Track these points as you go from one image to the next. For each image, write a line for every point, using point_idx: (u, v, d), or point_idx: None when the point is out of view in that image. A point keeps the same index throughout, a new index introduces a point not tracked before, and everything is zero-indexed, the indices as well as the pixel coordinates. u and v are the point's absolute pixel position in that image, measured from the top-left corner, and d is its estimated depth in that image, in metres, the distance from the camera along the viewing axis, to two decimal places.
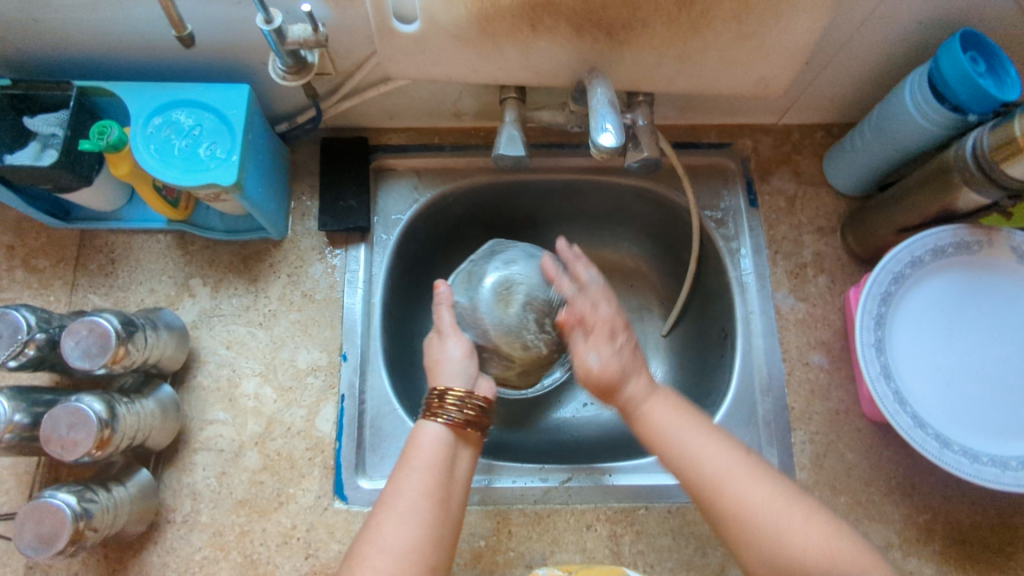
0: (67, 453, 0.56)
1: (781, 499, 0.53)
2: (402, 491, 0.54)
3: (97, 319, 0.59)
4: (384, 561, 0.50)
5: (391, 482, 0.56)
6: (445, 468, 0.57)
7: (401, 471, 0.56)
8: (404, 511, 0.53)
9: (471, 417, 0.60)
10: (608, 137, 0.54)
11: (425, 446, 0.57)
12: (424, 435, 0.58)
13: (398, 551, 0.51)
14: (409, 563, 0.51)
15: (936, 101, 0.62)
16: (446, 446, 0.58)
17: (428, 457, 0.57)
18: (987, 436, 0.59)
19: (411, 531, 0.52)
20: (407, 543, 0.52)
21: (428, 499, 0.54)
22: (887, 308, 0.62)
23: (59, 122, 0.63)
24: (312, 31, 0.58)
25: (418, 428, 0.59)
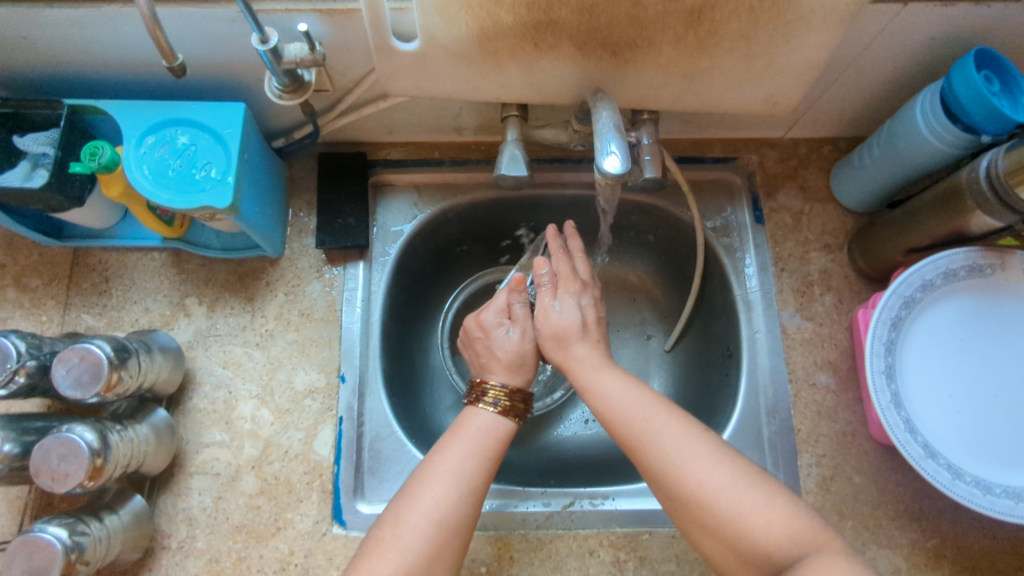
0: (58, 484, 0.54)
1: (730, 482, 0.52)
2: (457, 462, 0.57)
3: (88, 346, 0.57)
4: (427, 529, 0.53)
5: (443, 452, 0.58)
6: (500, 451, 0.60)
7: (455, 443, 0.59)
8: (456, 482, 0.56)
9: (519, 408, 0.64)
10: (614, 162, 0.52)
11: (481, 428, 0.61)
12: (479, 418, 0.61)
13: (443, 524, 0.54)
14: (453, 536, 0.54)
15: (949, 121, 0.60)
16: (497, 429, 0.61)
17: (482, 438, 0.60)
18: (1000, 466, 0.58)
19: (463, 506, 0.55)
20: (456, 517, 0.55)
21: (481, 477, 0.58)
22: (897, 334, 0.61)
23: (50, 140, 0.61)
24: (309, 51, 0.56)
25: (468, 413, 0.62)
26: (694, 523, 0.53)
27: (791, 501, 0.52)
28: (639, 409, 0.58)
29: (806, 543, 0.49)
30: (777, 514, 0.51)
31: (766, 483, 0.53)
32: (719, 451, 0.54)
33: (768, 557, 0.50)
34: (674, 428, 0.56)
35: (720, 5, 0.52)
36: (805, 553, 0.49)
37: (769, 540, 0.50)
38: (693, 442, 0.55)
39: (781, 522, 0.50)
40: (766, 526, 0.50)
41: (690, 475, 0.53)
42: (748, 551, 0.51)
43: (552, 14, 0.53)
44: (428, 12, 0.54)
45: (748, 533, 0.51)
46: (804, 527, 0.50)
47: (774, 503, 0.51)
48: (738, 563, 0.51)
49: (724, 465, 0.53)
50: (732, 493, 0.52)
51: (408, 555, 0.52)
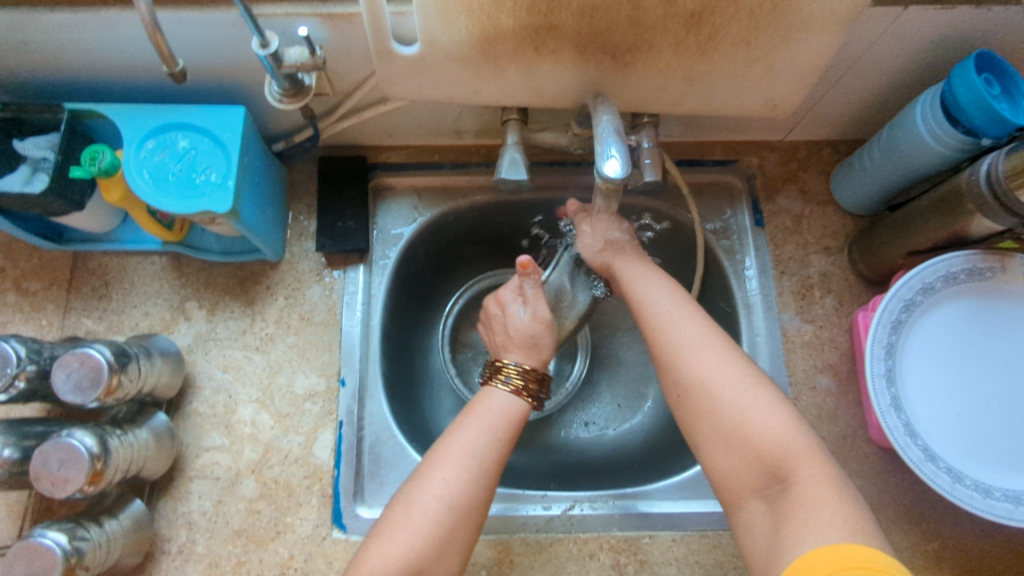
0: (58, 490, 0.54)
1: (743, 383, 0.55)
2: (467, 444, 0.58)
3: (88, 351, 0.57)
4: (439, 512, 0.54)
5: (453, 435, 0.60)
6: (512, 432, 0.61)
7: (464, 427, 0.60)
8: (467, 463, 0.57)
9: (531, 387, 0.65)
10: (614, 166, 0.52)
11: (493, 408, 0.62)
12: (494, 400, 0.63)
13: (453, 505, 0.55)
14: (463, 519, 0.55)
15: (949, 124, 0.60)
16: (515, 415, 0.62)
17: (493, 418, 0.61)
18: (1000, 469, 0.58)
19: (473, 488, 0.56)
20: (467, 498, 0.56)
21: (492, 459, 0.59)
22: (897, 337, 0.61)
23: (50, 146, 0.61)
24: (309, 54, 0.56)
25: (486, 393, 0.64)
26: (712, 433, 0.55)
27: (795, 413, 0.54)
28: (670, 306, 0.62)
29: (800, 457, 0.51)
30: (777, 419, 0.53)
31: (772, 389, 0.56)
32: (762, 378, 0.56)
33: (768, 465, 0.52)
34: (704, 334, 0.59)
35: (720, 9, 0.52)
36: (797, 476, 0.51)
37: (769, 442, 0.53)
38: (726, 353, 0.57)
39: (778, 425, 0.53)
40: (763, 428, 0.53)
41: (697, 368, 0.57)
42: (748, 450, 0.53)
43: (552, 18, 0.53)
44: (427, 16, 0.54)
45: (745, 427, 0.54)
46: (800, 443, 0.52)
47: (775, 408, 0.54)
48: (733, 458, 0.54)
49: (751, 389, 0.55)
50: (733, 388, 0.55)
51: (418, 537, 0.53)
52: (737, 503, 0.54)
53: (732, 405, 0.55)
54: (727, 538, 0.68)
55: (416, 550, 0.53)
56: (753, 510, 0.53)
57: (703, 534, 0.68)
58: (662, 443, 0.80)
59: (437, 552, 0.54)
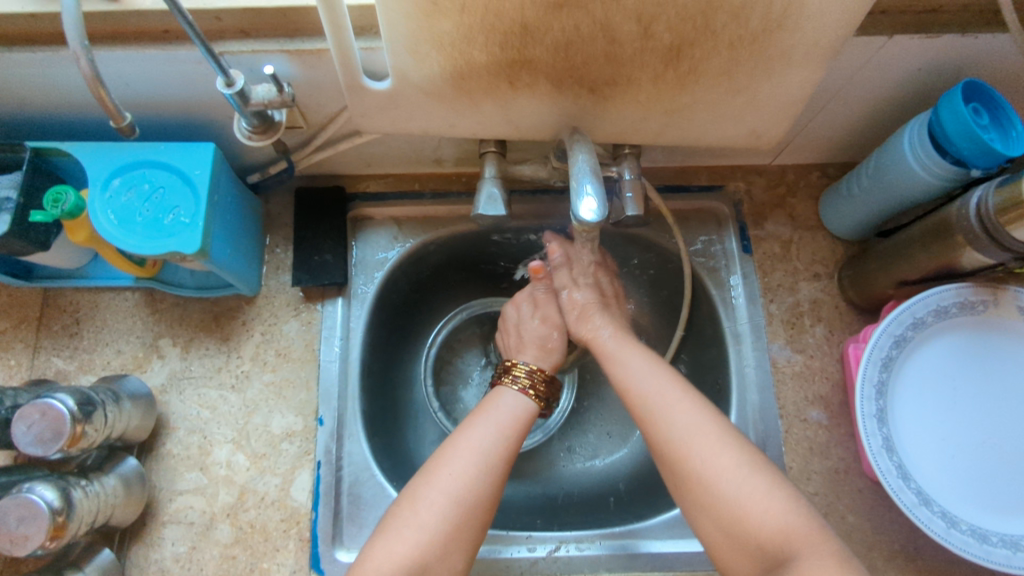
0: (17, 548, 0.52)
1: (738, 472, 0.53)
2: (475, 442, 0.58)
3: (50, 402, 0.55)
4: (446, 506, 0.54)
5: (462, 432, 0.59)
6: (519, 432, 0.61)
7: (473, 425, 0.60)
8: (475, 459, 0.57)
9: (541, 390, 0.65)
10: (589, 206, 0.50)
11: (502, 407, 0.62)
12: (504, 402, 0.62)
13: (461, 502, 0.54)
14: (471, 514, 0.54)
15: (937, 154, 0.58)
16: (526, 418, 0.62)
17: (500, 418, 0.61)
18: (997, 512, 0.56)
19: (480, 485, 0.55)
20: (475, 494, 0.55)
21: (501, 457, 0.58)
22: (888, 374, 0.59)
23: (13, 185, 0.58)
24: (277, 92, 0.54)
25: (497, 393, 0.64)
26: (717, 533, 0.53)
27: (790, 494, 0.52)
28: (651, 382, 0.60)
29: (800, 540, 0.49)
30: (772, 505, 0.51)
31: (766, 472, 0.53)
32: (725, 434, 0.56)
33: (769, 552, 0.50)
34: (690, 412, 0.57)
35: (699, 42, 0.51)
36: (798, 554, 0.49)
37: (768, 531, 0.51)
38: (722, 441, 0.55)
39: (777, 517, 0.51)
40: (761, 516, 0.51)
41: (696, 453, 0.55)
42: (746, 540, 0.51)
43: (526, 52, 0.52)
44: (397, 51, 0.52)
45: (744, 521, 0.52)
46: (797, 523, 0.50)
47: (773, 494, 0.52)
48: (733, 551, 0.52)
49: (746, 477, 0.53)
50: (731, 479, 0.53)
51: (425, 532, 0.53)
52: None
53: (728, 494, 0.53)
54: None
55: (420, 546, 0.52)
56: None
57: (693, 575, 0.66)
58: (651, 475, 0.78)
59: (443, 547, 0.53)
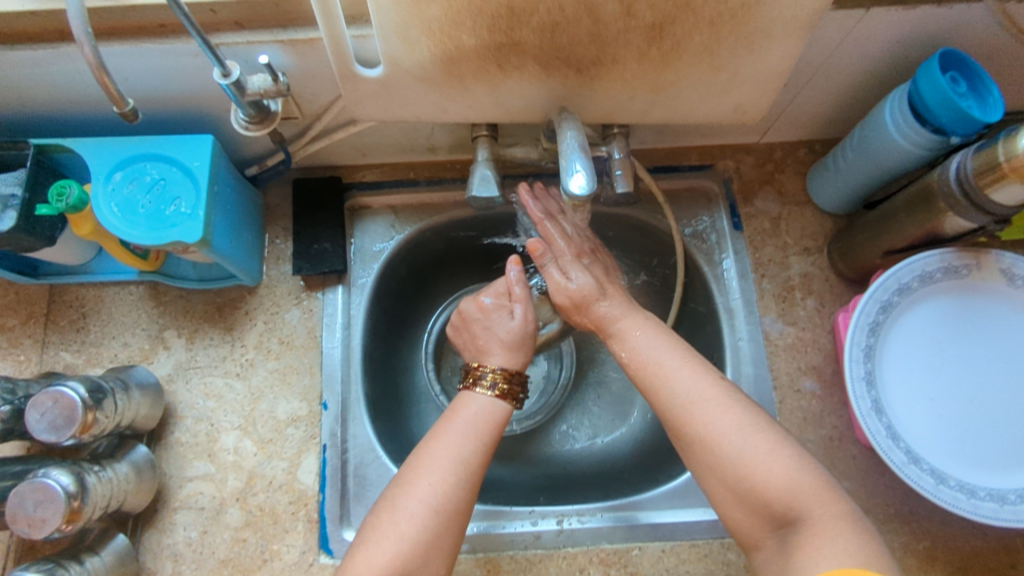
0: (35, 530, 0.55)
1: (742, 432, 0.54)
2: (451, 448, 0.58)
3: (61, 390, 0.57)
4: (424, 516, 0.54)
5: (436, 439, 0.59)
6: (494, 433, 0.60)
7: (449, 427, 0.59)
8: (453, 467, 0.57)
9: (515, 391, 0.64)
10: (578, 181, 0.52)
11: (476, 412, 0.61)
12: (474, 403, 0.61)
13: (440, 510, 0.55)
14: (450, 522, 0.55)
15: (917, 123, 0.60)
16: (493, 413, 0.61)
17: (476, 420, 0.60)
18: (984, 468, 0.59)
19: (458, 492, 0.56)
20: (451, 501, 0.55)
21: (478, 463, 0.58)
22: (876, 338, 0.61)
23: (18, 181, 0.60)
24: (272, 81, 0.56)
25: (463, 400, 0.62)
26: (725, 490, 0.55)
27: (798, 455, 0.53)
28: (654, 351, 0.61)
29: (808, 497, 0.51)
30: (780, 465, 0.53)
31: (775, 407, 0.56)
32: (725, 395, 0.57)
33: (778, 509, 0.52)
34: (693, 374, 0.58)
35: (681, 20, 0.52)
36: (808, 514, 0.51)
37: (774, 492, 0.52)
38: (723, 403, 0.56)
39: (784, 474, 0.52)
40: (768, 474, 0.52)
41: (708, 424, 0.55)
42: (756, 501, 0.53)
43: (513, 35, 0.53)
44: (388, 38, 0.53)
45: (752, 480, 0.53)
46: (806, 481, 0.52)
47: (778, 454, 0.53)
48: (737, 507, 0.54)
49: (750, 438, 0.54)
50: (734, 438, 0.54)
51: (405, 541, 0.53)
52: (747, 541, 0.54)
53: (735, 457, 0.54)
54: (717, 546, 0.68)
55: (401, 555, 0.52)
56: (768, 549, 0.53)
57: (693, 544, 0.68)
58: (651, 450, 0.79)
59: (423, 556, 0.53)
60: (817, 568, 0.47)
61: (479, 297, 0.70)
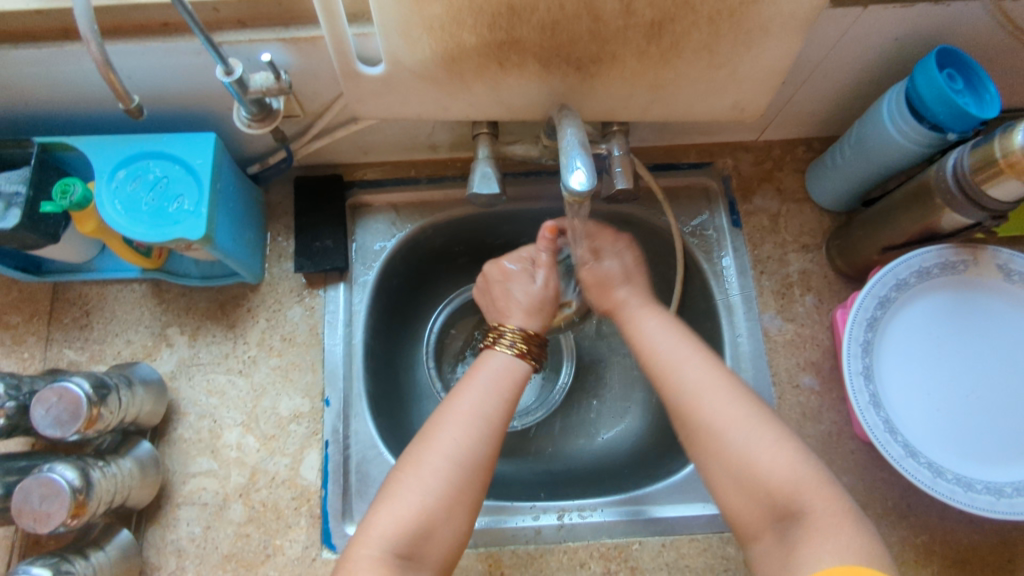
0: (40, 525, 0.55)
1: (749, 421, 0.56)
2: (473, 404, 0.59)
3: (66, 385, 0.58)
4: (447, 469, 0.55)
5: (457, 396, 0.60)
6: (516, 391, 0.61)
7: (469, 386, 0.60)
8: (475, 422, 0.58)
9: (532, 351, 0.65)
10: (579, 178, 0.52)
11: (497, 367, 0.62)
12: (493, 360, 0.63)
13: (463, 463, 0.55)
14: (473, 477, 0.55)
15: (914, 120, 0.60)
16: (514, 372, 0.62)
17: (498, 377, 0.61)
18: (981, 462, 0.59)
19: (481, 447, 0.57)
20: (473, 455, 0.56)
21: (499, 418, 0.59)
22: (874, 334, 0.62)
23: (22, 180, 0.61)
24: (274, 79, 0.56)
25: (485, 355, 0.64)
26: (726, 478, 0.56)
27: (799, 447, 0.55)
28: None
29: (809, 488, 0.53)
30: (783, 455, 0.54)
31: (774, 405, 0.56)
32: (735, 387, 0.59)
33: (779, 499, 0.53)
34: (699, 364, 0.60)
35: (679, 17, 0.53)
36: (808, 507, 0.52)
37: (776, 481, 0.54)
38: (732, 395, 0.58)
39: (785, 464, 0.54)
40: (770, 466, 0.54)
41: (709, 412, 0.58)
42: (758, 488, 0.54)
43: (514, 33, 0.53)
44: (389, 37, 0.54)
45: (755, 468, 0.54)
46: (807, 474, 0.53)
47: (783, 445, 0.55)
48: (738, 496, 0.55)
49: (755, 429, 0.56)
50: (739, 429, 0.56)
51: (429, 495, 0.54)
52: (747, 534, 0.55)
53: (740, 448, 0.55)
54: (717, 540, 0.68)
55: (425, 507, 0.53)
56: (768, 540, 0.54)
57: (693, 538, 0.68)
58: (652, 446, 0.80)
59: (447, 510, 0.54)
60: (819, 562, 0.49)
61: (501, 261, 0.71)
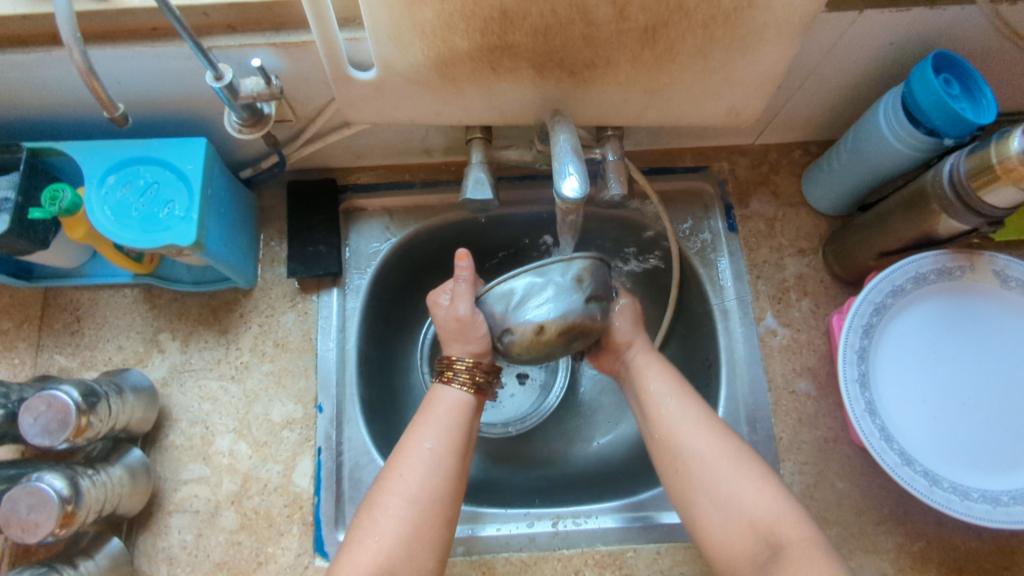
0: (28, 535, 0.55)
1: (723, 456, 0.56)
2: (423, 441, 0.57)
3: (55, 394, 0.58)
4: (401, 509, 0.54)
5: (409, 433, 0.58)
6: (469, 422, 0.59)
7: (419, 422, 0.59)
8: (423, 457, 0.56)
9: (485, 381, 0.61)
10: (572, 184, 0.51)
11: (448, 402, 0.60)
12: (446, 395, 0.60)
13: (416, 502, 0.55)
14: (431, 513, 0.55)
15: (911, 125, 0.60)
16: (464, 402, 0.60)
17: (447, 410, 0.59)
18: (977, 469, 0.59)
19: (435, 483, 0.55)
20: (428, 491, 0.55)
21: (451, 451, 0.57)
22: (870, 340, 0.61)
23: (11, 186, 0.60)
24: (265, 84, 0.56)
25: (435, 392, 0.61)
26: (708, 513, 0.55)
27: (777, 484, 0.55)
28: None
29: (786, 524, 0.53)
30: (763, 492, 0.54)
31: None
32: (703, 417, 0.59)
33: (761, 533, 0.53)
34: (678, 401, 0.60)
35: (674, 22, 0.52)
36: (787, 541, 0.52)
37: (758, 517, 0.53)
38: (704, 426, 0.58)
39: (765, 503, 0.54)
40: (752, 501, 0.54)
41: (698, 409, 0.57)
42: (739, 521, 0.54)
43: (506, 38, 0.53)
44: (381, 42, 0.53)
45: (735, 505, 0.54)
46: (787, 513, 0.53)
47: (762, 483, 0.55)
48: (721, 531, 0.54)
49: (736, 466, 0.56)
50: (721, 464, 0.56)
51: (385, 538, 0.53)
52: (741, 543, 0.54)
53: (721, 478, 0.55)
54: None
55: (382, 553, 0.52)
56: (758, 547, 0.53)
57: (688, 545, 0.68)
58: (647, 451, 0.79)
59: (406, 551, 0.53)
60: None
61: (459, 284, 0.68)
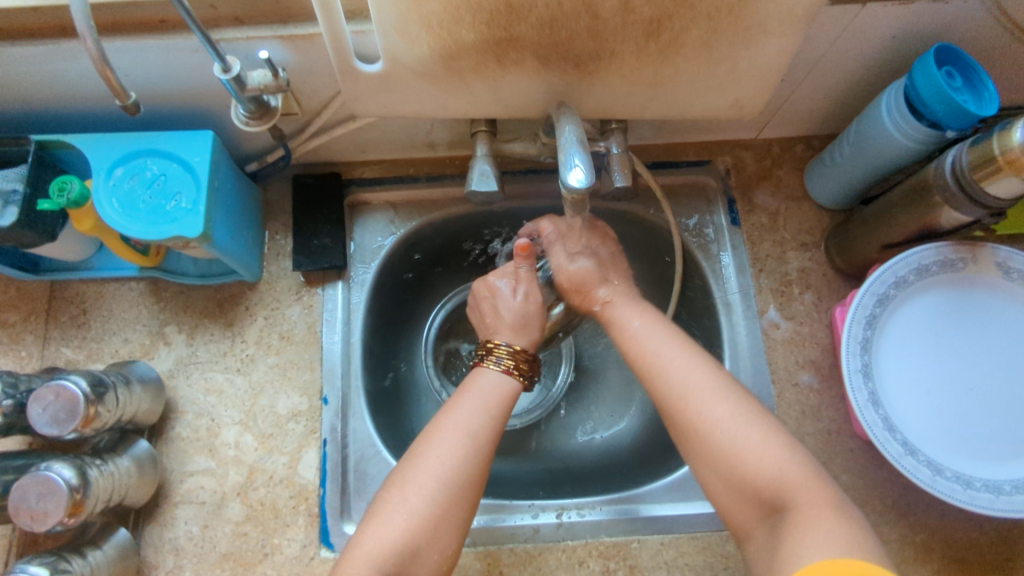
0: (37, 524, 0.55)
1: (739, 420, 0.55)
2: (460, 423, 0.58)
3: (64, 384, 0.58)
4: (435, 489, 0.54)
5: (447, 415, 0.59)
6: (504, 409, 0.61)
7: (458, 405, 0.60)
8: (463, 441, 0.57)
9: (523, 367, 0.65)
10: (577, 175, 0.52)
11: (485, 388, 0.62)
12: (485, 378, 0.62)
13: (450, 483, 0.55)
14: (460, 496, 0.55)
15: (913, 118, 0.60)
16: (502, 390, 0.62)
17: (486, 396, 0.61)
18: (979, 459, 0.59)
19: (469, 466, 0.56)
20: (463, 474, 0.56)
21: (487, 437, 0.58)
22: (872, 332, 0.62)
23: (19, 178, 0.61)
24: (272, 77, 0.56)
25: (477, 375, 0.63)
26: (718, 479, 0.55)
27: (788, 443, 0.54)
28: (653, 343, 0.62)
29: (797, 487, 0.51)
30: (770, 453, 0.53)
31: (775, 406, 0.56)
32: (721, 388, 0.57)
33: (766, 499, 0.52)
34: (688, 363, 0.59)
35: (678, 14, 0.52)
36: (795, 504, 0.51)
37: (763, 479, 0.53)
38: (718, 393, 0.57)
39: (772, 462, 0.53)
40: (758, 460, 0.53)
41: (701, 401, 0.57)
42: (744, 489, 0.53)
43: (512, 30, 0.53)
44: (388, 34, 0.54)
45: (742, 468, 0.53)
46: (797, 473, 0.52)
47: (770, 442, 0.54)
48: (733, 499, 0.54)
49: (743, 425, 0.55)
50: (727, 427, 0.55)
51: (416, 516, 0.53)
52: (745, 533, 0.55)
53: (731, 449, 0.54)
54: (715, 539, 0.68)
55: (411, 531, 0.53)
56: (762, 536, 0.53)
57: (692, 536, 0.68)
58: (651, 444, 0.80)
59: (433, 531, 0.53)
60: (806, 558, 0.47)
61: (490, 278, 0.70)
